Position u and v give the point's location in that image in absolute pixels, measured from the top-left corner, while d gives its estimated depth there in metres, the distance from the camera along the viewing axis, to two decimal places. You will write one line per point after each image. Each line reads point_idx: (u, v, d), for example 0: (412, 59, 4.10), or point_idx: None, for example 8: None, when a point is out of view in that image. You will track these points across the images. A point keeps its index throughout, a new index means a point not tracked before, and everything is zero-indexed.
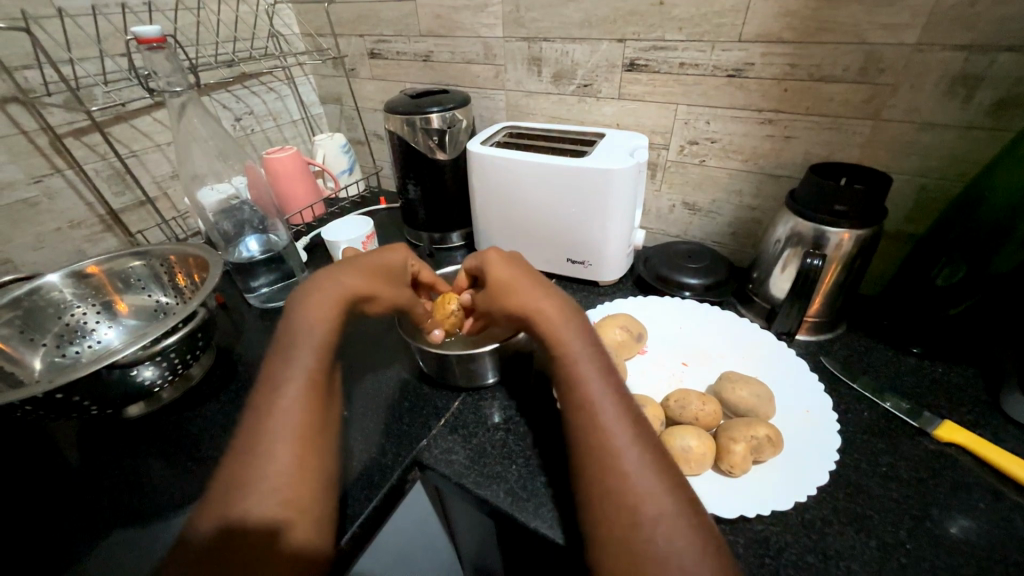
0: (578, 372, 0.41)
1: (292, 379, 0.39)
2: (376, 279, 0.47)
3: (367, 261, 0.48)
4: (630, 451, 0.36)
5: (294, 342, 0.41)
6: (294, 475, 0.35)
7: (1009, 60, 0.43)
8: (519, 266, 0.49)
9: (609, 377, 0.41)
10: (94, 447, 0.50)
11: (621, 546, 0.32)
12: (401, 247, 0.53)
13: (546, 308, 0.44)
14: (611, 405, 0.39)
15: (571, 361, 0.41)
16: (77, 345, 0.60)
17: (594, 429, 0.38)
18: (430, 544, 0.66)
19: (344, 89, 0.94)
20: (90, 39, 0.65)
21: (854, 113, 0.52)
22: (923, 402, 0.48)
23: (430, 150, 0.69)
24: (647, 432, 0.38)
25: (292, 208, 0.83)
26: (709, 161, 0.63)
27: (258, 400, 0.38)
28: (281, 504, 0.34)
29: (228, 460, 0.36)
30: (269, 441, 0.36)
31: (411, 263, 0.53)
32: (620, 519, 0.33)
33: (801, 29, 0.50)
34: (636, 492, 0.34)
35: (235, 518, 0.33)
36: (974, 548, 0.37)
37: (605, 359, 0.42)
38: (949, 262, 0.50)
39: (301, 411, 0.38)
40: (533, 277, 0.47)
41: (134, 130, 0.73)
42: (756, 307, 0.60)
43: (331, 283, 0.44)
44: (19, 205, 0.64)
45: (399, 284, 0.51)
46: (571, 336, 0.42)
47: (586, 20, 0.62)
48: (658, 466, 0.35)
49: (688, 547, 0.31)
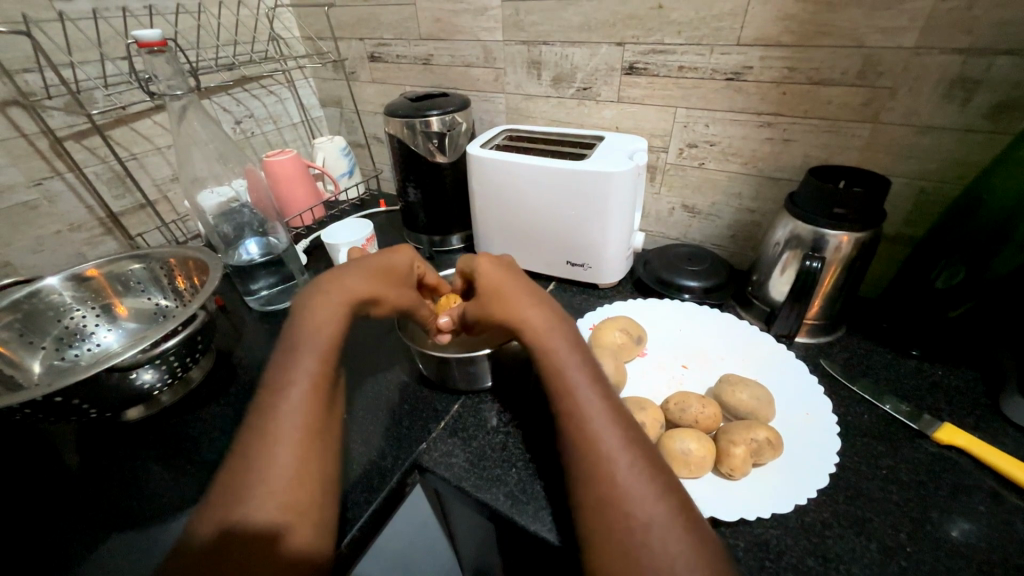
0: (568, 379, 0.40)
1: (294, 383, 0.39)
2: (378, 282, 0.47)
3: (369, 263, 0.48)
4: (622, 458, 0.36)
5: (297, 345, 0.41)
6: (295, 479, 0.35)
7: (1006, 63, 0.44)
8: (510, 273, 0.49)
9: (598, 384, 0.41)
10: (93, 450, 0.50)
11: (615, 552, 0.32)
12: (406, 249, 0.52)
13: (534, 316, 0.44)
14: (603, 412, 0.39)
15: (559, 368, 0.41)
16: (77, 348, 0.60)
17: (585, 436, 0.37)
18: (430, 547, 0.65)
19: (344, 92, 0.94)
20: (91, 42, 0.65)
21: (853, 116, 0.52)
22: (923, 404, 0.48)
23: (430, 153, 0.69)
24: (640, 438, 0.38)
25: (292, 210, 0.83)
26: (709, 164, 0.64)
27: (260, 402, 0.38)
28: (281, 508, 0.34)
29: (228, 463, 0.36)
30: (270, 444, 0.36)
31: (416, 266, 0.53)
32: (614, 525, 0.33)
33: (800, 33, 0.51)
34: (629, 499, 0.34)
35: (234, 522, 0.33)
36: (975, 550, 0.37)
37: (592, 366, 0.42)
38: (948, 265, 0.50)
39: (302, 415, 0.38)
40: (522, 285, 0.47)
41: (134, 133, 0.73)
42: (756, 310, 0.60)
43: (336, 286, 0.44)
44: (18, 208, 0.64)
45: (405, 287, 0.51)
46: (558, 343, 0.42)
47: (585, 24, 0.62)
48: (649, 472, 0.35)
49: (681, 554, 0.31)
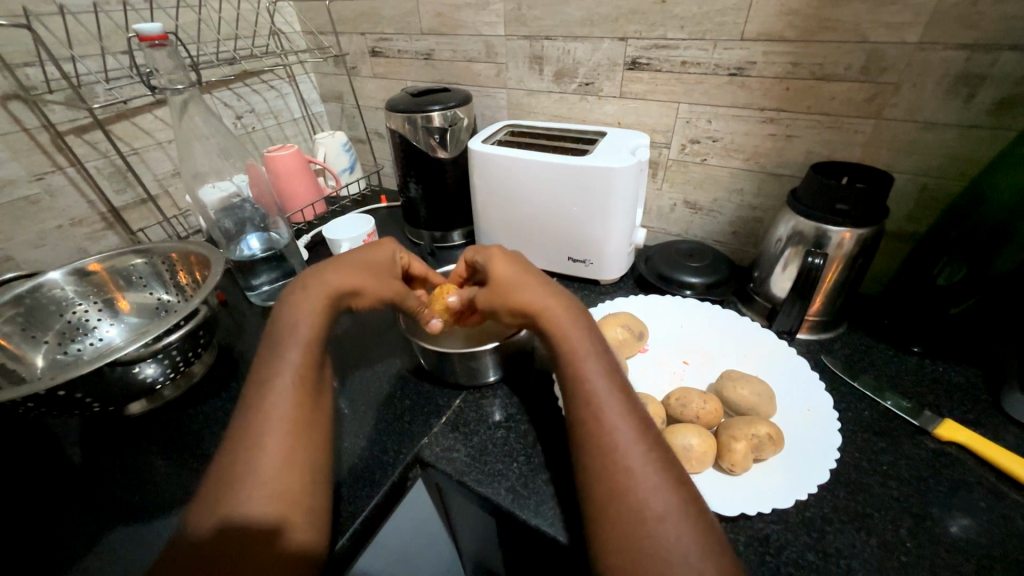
0: (585, 369, 0.41)
1: (279, 375, 0.39)
2: (365, 274, 0.48)
3: (353, 258, 0.48)
4: (636, 447, 0.36)
5: (280, 340, 0.41)
6: (285, 471, 0.35)
7: (1011, 58, 0.43)
8: (527, 263, 0.48)
9: (613, 375, 0.41)
10: (96, 444, 0.50)
11: (626, 541, 0.32)
12: (388, 242, 0.52)
13: (553, 305, 0.44)
14: (616, 402, 0.39)
15: (578, 357, 0.41)
16: (79, 342, 0.60)
17: (602, 425, 0.38)
18: (430, 541, 0.66)
19: (346, 88, 0.94)
20: (91, 36, 0.65)
21: (856, 112, 0.52)
22: (923, 400, 0.48)
23: (431, 149, 0.69)
24: (652, 428, 0.38)
25: (293, 205, 0.83)
26: (711, 160, 0.63)
27: (248, 397, 0.39)
28: (273, 497, 0.34)
29: (220, 456, 0.36)
30: (258, 437, 0.36)
31: (400, 257, 0.53)
32: (625, 514, 0.33)
33: (803, 28, 0.50)
34: (641, 488, 0.34)
35: (227, 514, 0.33)
36: (975, 546, 0.37)
37: (608, 358, 0.42)
38: (951, 261, 0.50)
39: (290, 407, 0.38)
40: (537, 275, 0.47)
41: (135, 128, 0.73)
42: (757, 306, 0.60)
43: (317, 280, 0.45)
44: (20, 202, 0.64)
45: (390, 280, 0.50)
46: (576, 333, 0.43)
47: (588, 18, 0.62)
48: (661, 464, 0.36)
49: (690, 543, 0.31)
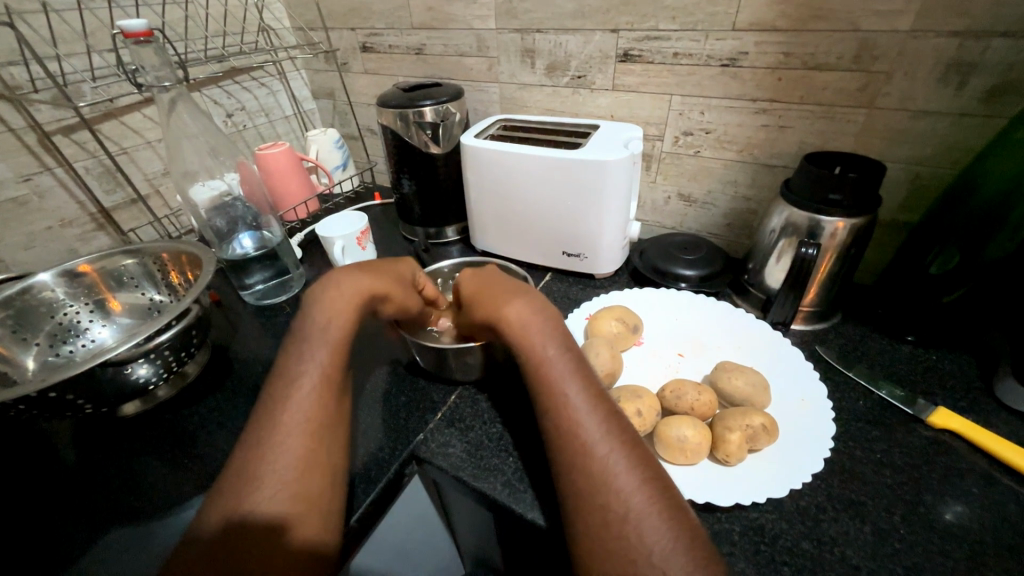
0: (549, 374, 0.39)
1: (305, 373, 0.39)
2: (385, 277, 0.47)
3: (374, 265, 0.48)
4: (600, 447, 0.35)
5: (307, 336, 0.41)
6: (302, 469, 0.35)
7: (1003, 45, 0.43)
8: (500, 276, 0.49)
9: (581, 377, 0.40)
10: (90, 445, 0.50)
11: (595, 544, 0.32)
12: (408, 261, 0.53)
13: (513, 310, 0.43)
14: (582, 404, 0.38)
15: (540, 363, 0.40)
16: (71, 344, 0.60)
17: (567, 431, 0.37)
18: (428, 536, 0.66)
19: (337, 84, 0.93)
20: (75, 34, 0.64)
21: (847, 101, 0.52)
22: (916, 388, 0.49)
23: (424, 145, 0.68)
24: (625, 427, 0.38)
25: (286, 204, 0.82)
26: (705, 152, 0.63)
27: (270, 395, 0.39)
28: (291, 497, 0.34)
29: (236, 453, 0.36)
30: (279, 434, 0.36)
31: (416, 276, 0.52)
32: (594, 515, 0.33)
33: (795, 17, 0.50)
34: (608, 491, 0.34)
35: (243, 513, 0.33)
36: (966, 532, 0.37)
37: (576, 360, 0.41)
38: (942, 249, 0.50)
39: (310, 405, 0.38)
40: (509, 285, 0.47)
41: (124, 127, 0.73)
42: (752, 298, 0.60)
43: (346, 279, 0.44)
44: (8, 204, 0.63)
45: (409, 290, 0.50)
46: (539, 338, 0.41)
47: (578, 11, 0.61)
48: (627, 465, 0.35)
49: (658, 544, 0.31)
